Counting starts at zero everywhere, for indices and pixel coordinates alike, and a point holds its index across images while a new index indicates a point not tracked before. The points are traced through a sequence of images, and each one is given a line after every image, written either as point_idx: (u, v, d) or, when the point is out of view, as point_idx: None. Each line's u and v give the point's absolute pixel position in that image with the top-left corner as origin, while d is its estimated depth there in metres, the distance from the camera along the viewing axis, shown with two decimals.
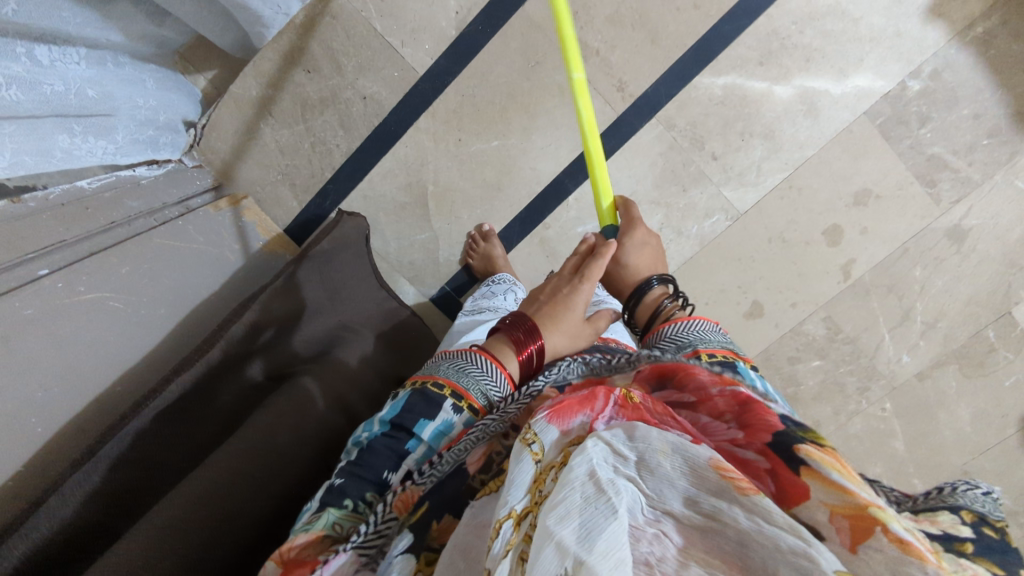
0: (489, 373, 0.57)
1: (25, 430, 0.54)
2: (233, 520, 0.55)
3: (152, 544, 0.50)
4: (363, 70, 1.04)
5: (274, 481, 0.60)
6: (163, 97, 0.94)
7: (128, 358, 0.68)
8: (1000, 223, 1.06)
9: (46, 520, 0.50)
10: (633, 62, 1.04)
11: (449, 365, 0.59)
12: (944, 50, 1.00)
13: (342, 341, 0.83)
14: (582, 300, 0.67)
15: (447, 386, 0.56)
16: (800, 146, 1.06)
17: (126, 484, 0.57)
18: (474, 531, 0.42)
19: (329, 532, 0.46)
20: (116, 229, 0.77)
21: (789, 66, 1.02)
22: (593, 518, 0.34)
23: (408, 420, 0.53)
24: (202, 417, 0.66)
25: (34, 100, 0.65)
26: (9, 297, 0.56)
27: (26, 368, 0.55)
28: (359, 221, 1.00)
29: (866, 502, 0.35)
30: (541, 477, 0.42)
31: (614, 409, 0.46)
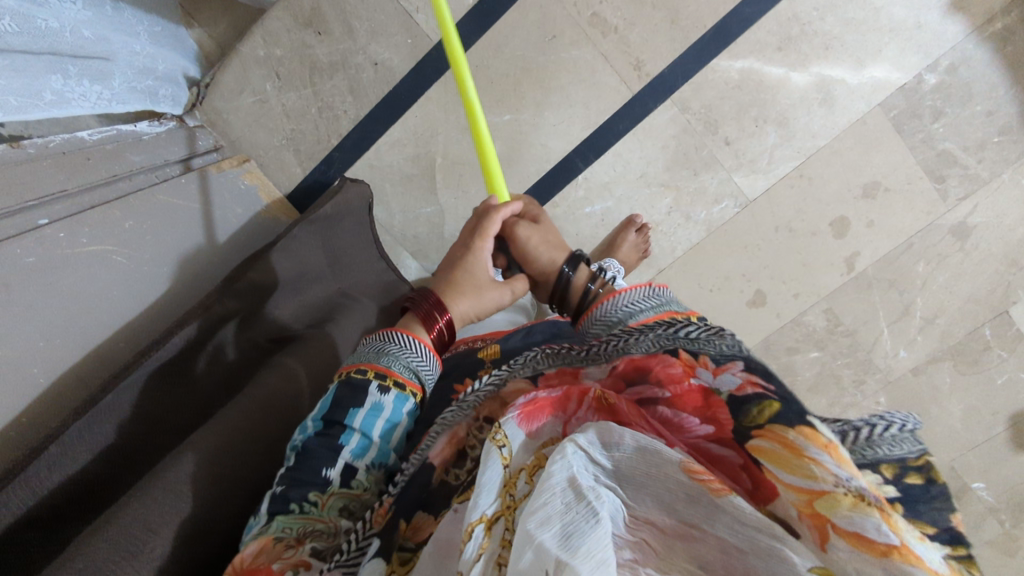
0: (409, 347, 0.54)
1: (26, 381, 0.52)
2: (238, 482, 0.53)
3: (162, 498, 0.47)
4: (375, 34, 1.01)
5: (275, 446, 0.59)
6: (160, 51, 0.91)
7: (129, 316, 0.65)
8: (1005, 222, 1.06)
9: (46, 470, 0.48)
10: (652, 41, 1.02)
11: (368, 348, 0.54)
12: (963, 45, 0.99)
13: (342, 309, 0.81)
14: (481, 262, 0.64)
15: (369, 369, 0.51)
16: (813, 135, 1.05)
17: (126, 441, 0.55)
18: (453, 526, 0.38)
19: (276, 536, 0.42)
20: (118, 183, 0.74)
21: (807, 53, 1.01)
22: (579, 526, 0.32)
23: (336, 411, 0.49)
24: (202, 375, 0.63)
25: (26, 35, 0.63)
26: (10, 243, 0.53)
27: (25, 316, 0.53)
28: (364, 188, 0.95)
29: (816, 495, 0.32)
30: (511, 480, 0.38)
31: (590, 413, 0.43)
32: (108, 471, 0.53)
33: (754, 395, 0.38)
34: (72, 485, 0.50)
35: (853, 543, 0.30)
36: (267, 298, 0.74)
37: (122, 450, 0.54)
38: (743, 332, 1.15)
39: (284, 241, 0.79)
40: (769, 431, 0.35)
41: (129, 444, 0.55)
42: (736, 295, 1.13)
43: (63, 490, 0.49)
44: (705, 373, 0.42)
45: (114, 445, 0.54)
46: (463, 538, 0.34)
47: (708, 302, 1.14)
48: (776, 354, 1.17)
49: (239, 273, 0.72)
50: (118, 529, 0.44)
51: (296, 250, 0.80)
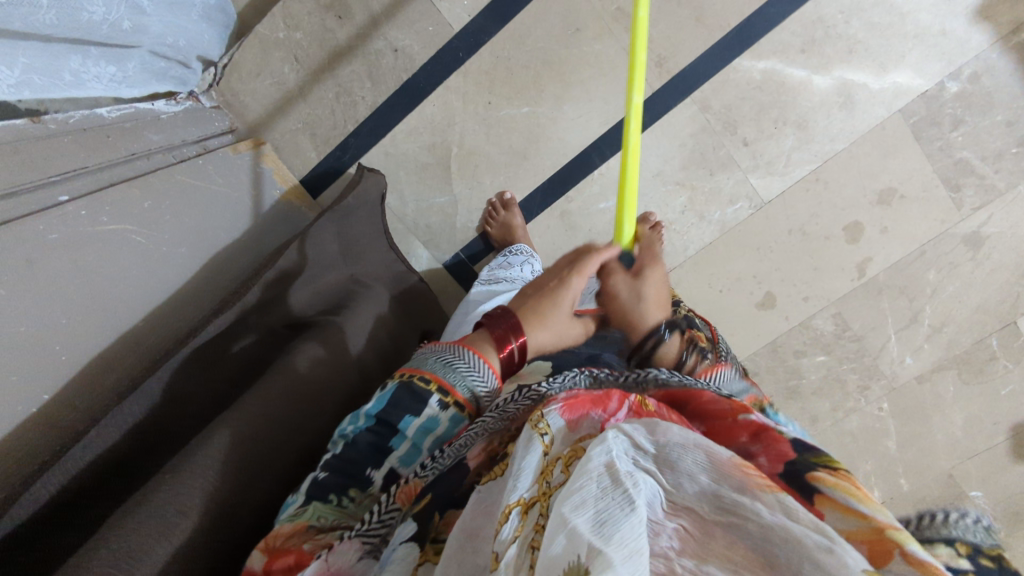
0: (480, 374, 0.52)
1: (50, 356, 0.51)
2: (266, 468, 0.53)
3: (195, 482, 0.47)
4: (396, 20, 1.00)
5: (302, 433, 0.59)
6: (192, 31, 0.89)
7: (152, 297, 0.65)
8: (1019, 233, 1.07)
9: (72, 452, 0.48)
10: (674, 38, 1.01)
11: (435, 358, 0.53)
12: (987, 54, 0.99)
13: (357, 295, 0.81)
14: (572, 295, 0.63)
15: (433, 381, 0.51)
16: (832, 139, 1.05)
17: (148, 424, 0.54)
18: (480, 515, 0.40)
19: (315, 523, 0.44)
20: (136, 161, 0.74)
21: (830, 56, 1.01)
22: (612, 513, 0.33)
23: (394, 416, 0.49)
24: (223, 360, 0.63)
25: (68, 23, 0.62)
26: (32, 221, 0.53)
27: (49, 295, 0.52)
28: (379, 177, 0.95)
29: (884, 525, 0.34)
30: (548, 468, 0.41)
31: (626, 413, 0.46)
32: (134, 454, 0.52)
33: (820, 448, 0.42)
34: (95, 464, 0.49)
35: (910, 565, 0.31)
36: (285, 284, 0.73)
37: (145, 431, 0.54)
38: (751, 333, 1.15)
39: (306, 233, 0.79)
40: (833, 470, 0.40)
41: (154, 423, 0.55)
42: (746, 296, 1.13)
43: (86, 471, 0.49)
44: (760, 417, 0.47)
45: (136, 424, 0.53)
46: (499, 521, 0.37)
47: (717, 303, 1.14)
48: (783, 357, 1.17)
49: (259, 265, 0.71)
50: (150, 516, 0.43)
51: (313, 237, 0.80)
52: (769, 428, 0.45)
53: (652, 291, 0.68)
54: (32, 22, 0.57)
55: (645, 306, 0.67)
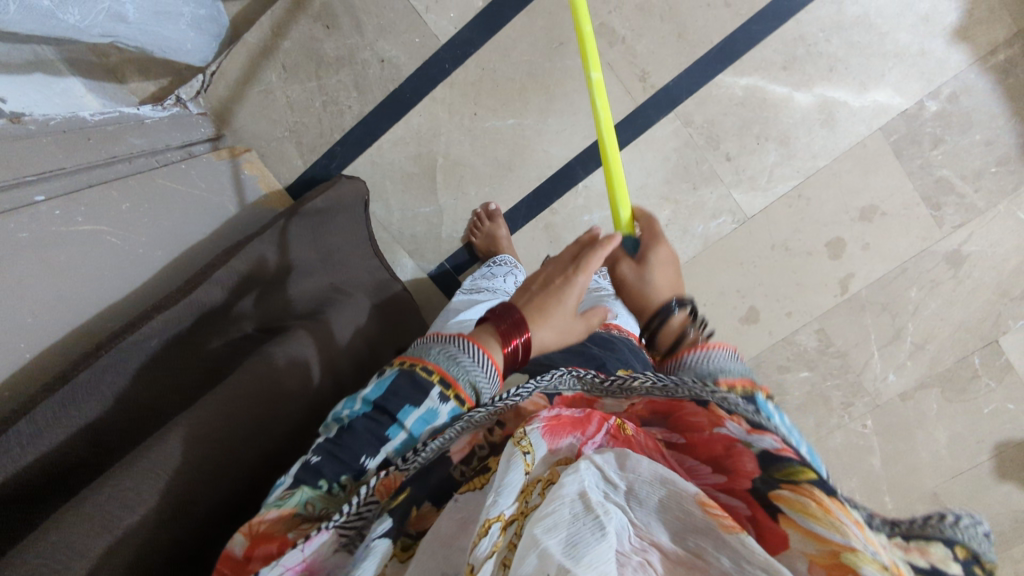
0: (484, 368, 0.51)
1: (13, 354, 0.51)
2: (226, 469, 0.53)
3: (144, 475, 0.47)
4: (383, 31, 1.01)
5: (265, 435, 0.58)
6: (175, 40, 0.90)
7: (123, 300, 0.65)
8: (999, 253, 1.07)
9: (30, 449, 0.48)
10: (658, 53, 1.03)
11: (438, 349, 0.51)
12: (965, 74, 1.00)
13: (333, 300, 0.81)
14: (574, 296, 0.57)
15: (436, 372, 0.49)
16: (813, 155, 1.06)
17: (106, 421, 0.54)
18: (455, 527, 0.40)
19: (300, 510, 0.43)
20: (117, 164, 0.74)
21: (810, 74, 1.02)
22: (583, 536, 0.35)
23: (394, 404, 0.48)
24: (191, 362, 0.63)
25: (35, 22, 0.65)
26: (4, 218, 0.54)
27: (18, 291, 0.53)
28: (358, 185, 0.95)
29: (840, 547, 0.32)
30: (528, 489, 0.41)
31: (606, 439, 0.45)
32: (89, 451, 0.52)
33: (788, 454, 0.39)
34: (48, 460, 0.49)
35: None
36: (256, 287, 0.74)
37: (102, 429, 0.54)
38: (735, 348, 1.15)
39: (278, 235, 0.79)
40: (797, 485, 0.37)
41: (116, 424, 0.55)
42: (730, 311, 1.14)
43: (39, 465, 0.48)
44: (733, 425, 0.42)
45: (94, 422, 0.53)
46: (478, 535, 0.36)
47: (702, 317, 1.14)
48: (766, 373, 1.17)
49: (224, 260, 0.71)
50: (94, 506, 0.44)
51: (288, 243, 0.81)
52: (740, 438, 0.41)
53: (661, 271, 0.62)
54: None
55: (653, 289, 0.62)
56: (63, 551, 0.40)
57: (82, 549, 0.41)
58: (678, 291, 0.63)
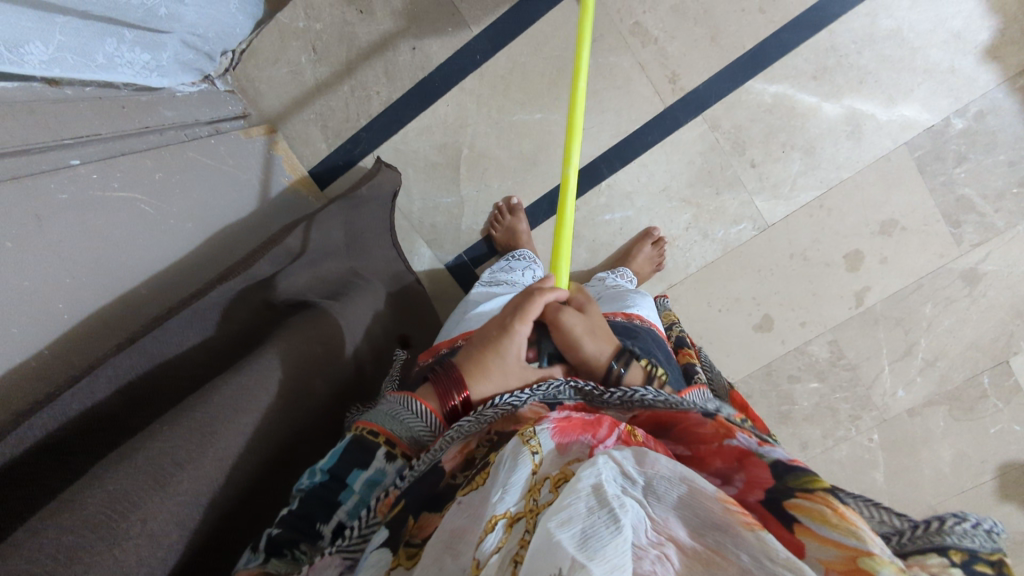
0: (424, 419, 0.52)
1: (51, 312, 0.50)
2: (258, 441, 0.53)
3: (188, 436, 0.46)
4: (416, 19, 1.01)
5: (294, 410, 0.59)
6: (225, 23, 0.89)
7: (158, 270, 0.64)
8: (1014, 273, 1.08)
9: (75, 402, 0.47)
10: (689, 55, 1.02)
11: (382, 408, 0.53)
12: (993, 94, 1.01)
13: (359, 288, 0.81)
14: (518, 346, 0.57)
15: (381, 433, 0.51)
16: (838, 167, 1.06)
17: (143, 382, 0.53)
18: (470, 518, 0.39)
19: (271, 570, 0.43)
20: (149, 134, 0.74)
21: (840, 85, 1.02)
22: (600, 532, 0.33)
23: (342, 471, 0.48)
24: (222, 326, 0.63)
25: (103, 7, 0.63)
26: (44, 179, 0.53)
27: (58, 250, 0.52)
28: (393, 175, 0.96)
29: (858, 551, 0.32)
30: (535, 486, 0.40)
31: (617, 442, 0.44)
32: (126, 409, 0.51)
33: (801, 468, 0.40)
34: (87, 417, 0.48)
35: None
36: (289, 262, 0.72)
37: (140, 392, 0.53)
38: (747, 355, 1.15)
39: (315, 220, 0.79)
40: (811, 493, 0.37)
41: (151, 382, 0.54)
42: (744, 318, 1.14)
43: (78, 419, 0.47)
44: (746, 438, 0.44)
45: (130, 381, 0.52)
46: (484, 530, 0.37)
47: (716, 322, 1.14)
48: (777, 381, 1.17)
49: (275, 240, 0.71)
50: (145, 459, 0.43)
51: (323, 223, 0.80)
52: (754, 450, 0.42)
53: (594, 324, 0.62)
54: (71, 49, 0.63)
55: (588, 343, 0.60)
56: (120, 503, 0.40)
57: (136, 500, 0.41)
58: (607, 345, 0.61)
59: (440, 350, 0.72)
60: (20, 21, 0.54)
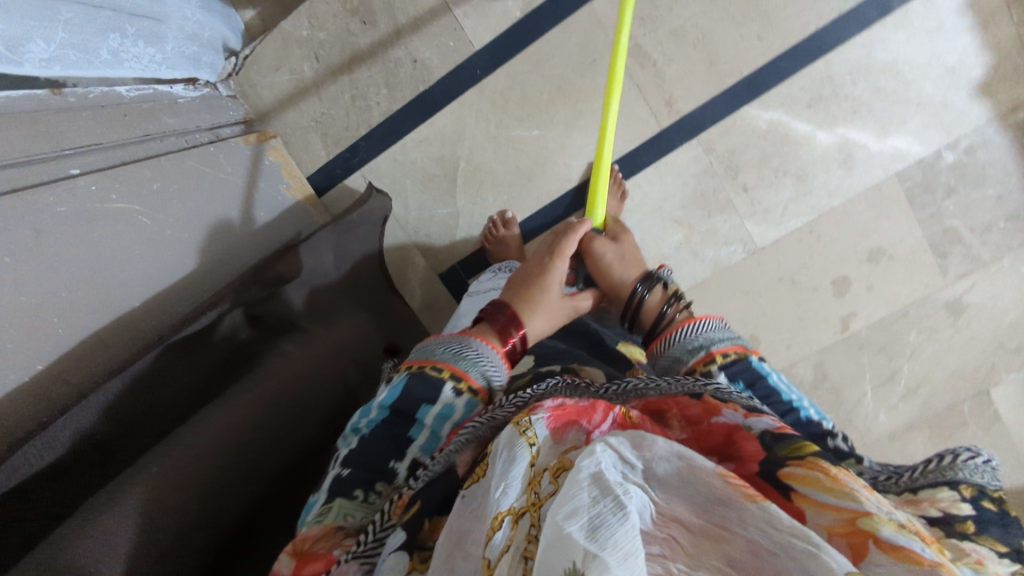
0: (487, 356, 0.58)
1: (47, 330, 0.52)
2: (245, 476, 0.53)
3: (157, 487, 0.46)
4: (419, 32, 1.03)
5: (285, 441, 0.58)
6: (209, 14, 0.91)
7: (153, 285, 0.66)
8: (998, 305, 1.10)
9: (47, 454, 0.47)
10: (687, 79, 1.04)
11: (444, 348, 0.57)
12: (983, 129, 1.02)
13: (342, 314, 0.83)
14: (556, 279, 0.72)
15: (446, 369, 0.55)
16: (829, 194, 1.08)
17: (124, 426, 0.53)
18: (472, 518, 0.39)
19: (340, 522, 0.45)
20: (150, 141, 0.76)
21: (834, 114, 1.04)
22: (604, 517, 0.32)
23: (410, 406, 0.52)
24: (206, 362, 0.63)
25: None
26: (43, 193, 0.54)
27: (55, 265, 0.53)
28: (385, 202, 0.97)
29: (856, 514, 0.35)
30: (536, 479, 0.40)
31: (612, 426, 0.45)
32: (103, 453, 0.51)
33: (789, 437, 0.43)
34: (63, 467, 0.48)
35: (895, 555, 0.32)
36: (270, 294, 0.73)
37: (121, 433, 0.53)
38: None
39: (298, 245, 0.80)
40: (803, 461, 0.40)
41: (134, 423, 0.54)
42: None
43: (53, 470, 0.48)
44: (732, 413, 0.47)
45: (117, 407, 0.53)
46: (492, 528, 0.36)
47: None
48: None
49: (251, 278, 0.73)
50: (112, 513, 0.43)
51: (307, 249, 0.81)
52: (738, 427, 0.45)
53: (628, 249, 0.83)
54: (75, 45, 0.64)
55: (619, 267, 0.80)
56: (88, 558, 0.40)
57: (119, 535, 0.42)
58: (637, 270, 0.80)
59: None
60: (21, 16, 0.55)
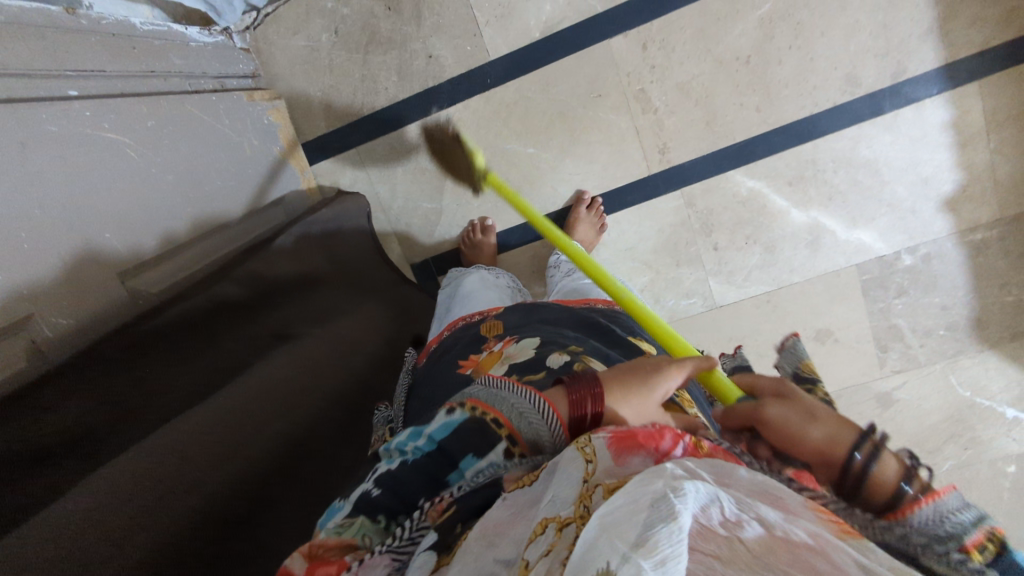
0: (549, 423, 0.45)
1: (13, 244, 0.53)
2: (216, 481, 0.55)
3: (133, 478, 0.49)
4: (438, 30, 1.05)
5: (263, 444, 0.62)
6: None
7: (137, 224, 0.68)
8: (924, 407, 1.16)
9: (50, 420, 0.49)
10: (682, 133, 1.07)
11: (513, 397, 0.47)
12: (943, 241, 1.08)
13: (338, 315, 0.87)
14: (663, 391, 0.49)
15: (502, 424, 0.45)
16: (791, 270, 1.13)
17: (124, 395, 0.55)
18: (511, 521, 0.41)
19: (358, 541, 0.42)
20: (153, 79, 0.78)
21: (811, 196, 1.08)
22: (651, 526, 0.30)
23: (459, 453, 0.45)
24: (206, 347, 0.65)
25: None
26: (36, 108, 0.57)
27: (37, 177, 0.56)
28: (361, 202, 1.05)
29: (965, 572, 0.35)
30: (588, 492, 0.38)
31: (683, 451, 0.41)
32: (103, 417, 0.52)
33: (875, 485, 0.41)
34: (66, 428, 0.49)
35: None
36: (261, 290, 0.77)
37: (120, 405, 0.54)
38: None
39: (284, 236, 0.85)
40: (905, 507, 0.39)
41: (130, 394, 0.55)
42: None
43: (57, 430, 0.49)
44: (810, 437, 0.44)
45: (112, 381, 0.55)
46: (533, 534, 0.38)
47: None
48: None
49: (243, 262, 0.75)
50: (77, 504, 0.45)
51: (296, 250, 0.87)
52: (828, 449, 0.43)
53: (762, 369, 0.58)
54: None
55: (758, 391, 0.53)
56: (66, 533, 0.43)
57: (87, 541, 0.43)
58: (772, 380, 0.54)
59: (431, 347, 0.79)
60: None
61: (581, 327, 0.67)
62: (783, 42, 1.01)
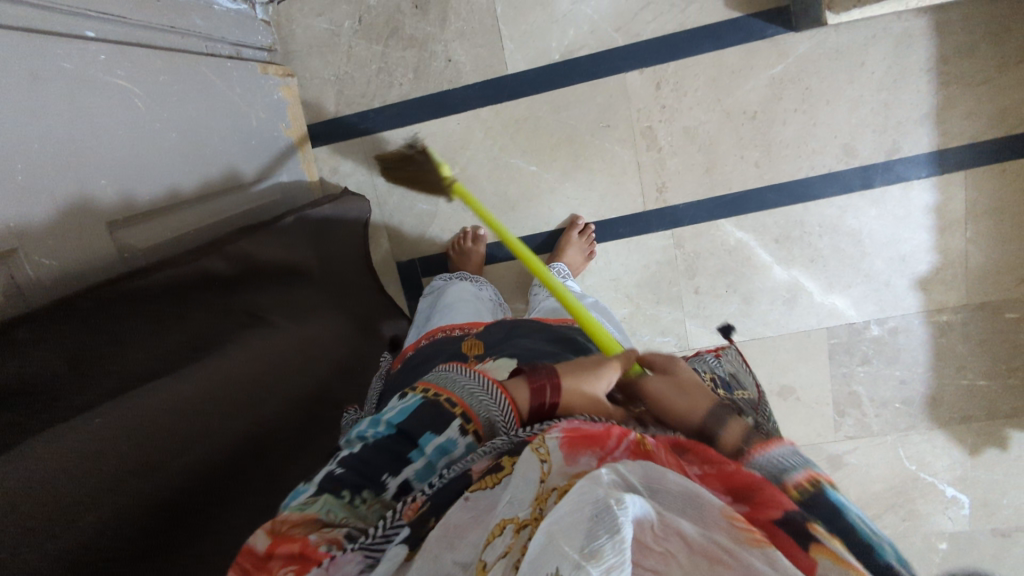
0: (501, 402, 0.50)
1: (8, 174, 0.51)
2: (160, 469, 0.54)
3: (78, 454, 0.47)
4: (461, 35, 1.06)
5: (208, 438, 0.60)
6: None
7: (135, 178, 0.66)
8: (871, 475, 1.19)
9: (17, 364, 0.46)
10: (682, 175, 1.10)
11: (466, 382, 0.52)
12: (911, 317, 1.12)
13: (313, 314, 0.86)
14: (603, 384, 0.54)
15: (459, 405, 0.50)
16: (765, 323, 1.16)
17: (93, 350, 0.53)
18: (469, 522, 0.41)
19: (322, 517, 0.43)
20: (172, 35, 0.77)
21: (795, 255, 1.11)
22: (595, 537, 0.31)
23: (415, 429, 0.48)
24: (181, 320, 0.63)
25: None
26: (52, 43, 0.57)
27: (41, 112, 0.55)
28: (365, 205, 1.06)
29: None
30: (543, 496, 0.39)
31: (626, 453, 0.42)
32: (66, 372, 0.50)
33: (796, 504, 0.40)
34: (28, 377, 0.47)
35: None
36: (247, 271, 0.75)
37: (87, 360, 0.52)
38: None
39: (284, 220, 0.85)
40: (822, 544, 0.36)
41: (98, 351, 0.53)
42: None
43: (22, 375, 0.47)
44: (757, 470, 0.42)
45: (87, 334, 0.53)
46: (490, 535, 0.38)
47: None
48: None
49: (237, 241, 0.74)
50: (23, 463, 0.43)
51: (292, 243, 0.86)
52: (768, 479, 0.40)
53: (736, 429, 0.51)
54: None
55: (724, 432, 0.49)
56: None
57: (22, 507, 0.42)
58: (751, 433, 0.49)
59: (406, 354, 0.79)
60: None
61: (554, 343, 0.68)
62: (790, 104, 1.05)
